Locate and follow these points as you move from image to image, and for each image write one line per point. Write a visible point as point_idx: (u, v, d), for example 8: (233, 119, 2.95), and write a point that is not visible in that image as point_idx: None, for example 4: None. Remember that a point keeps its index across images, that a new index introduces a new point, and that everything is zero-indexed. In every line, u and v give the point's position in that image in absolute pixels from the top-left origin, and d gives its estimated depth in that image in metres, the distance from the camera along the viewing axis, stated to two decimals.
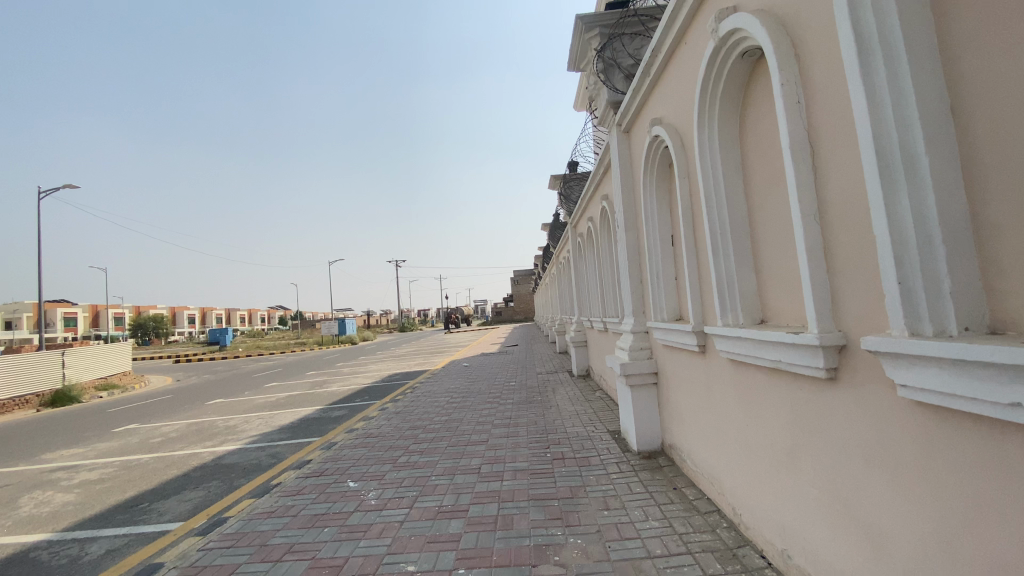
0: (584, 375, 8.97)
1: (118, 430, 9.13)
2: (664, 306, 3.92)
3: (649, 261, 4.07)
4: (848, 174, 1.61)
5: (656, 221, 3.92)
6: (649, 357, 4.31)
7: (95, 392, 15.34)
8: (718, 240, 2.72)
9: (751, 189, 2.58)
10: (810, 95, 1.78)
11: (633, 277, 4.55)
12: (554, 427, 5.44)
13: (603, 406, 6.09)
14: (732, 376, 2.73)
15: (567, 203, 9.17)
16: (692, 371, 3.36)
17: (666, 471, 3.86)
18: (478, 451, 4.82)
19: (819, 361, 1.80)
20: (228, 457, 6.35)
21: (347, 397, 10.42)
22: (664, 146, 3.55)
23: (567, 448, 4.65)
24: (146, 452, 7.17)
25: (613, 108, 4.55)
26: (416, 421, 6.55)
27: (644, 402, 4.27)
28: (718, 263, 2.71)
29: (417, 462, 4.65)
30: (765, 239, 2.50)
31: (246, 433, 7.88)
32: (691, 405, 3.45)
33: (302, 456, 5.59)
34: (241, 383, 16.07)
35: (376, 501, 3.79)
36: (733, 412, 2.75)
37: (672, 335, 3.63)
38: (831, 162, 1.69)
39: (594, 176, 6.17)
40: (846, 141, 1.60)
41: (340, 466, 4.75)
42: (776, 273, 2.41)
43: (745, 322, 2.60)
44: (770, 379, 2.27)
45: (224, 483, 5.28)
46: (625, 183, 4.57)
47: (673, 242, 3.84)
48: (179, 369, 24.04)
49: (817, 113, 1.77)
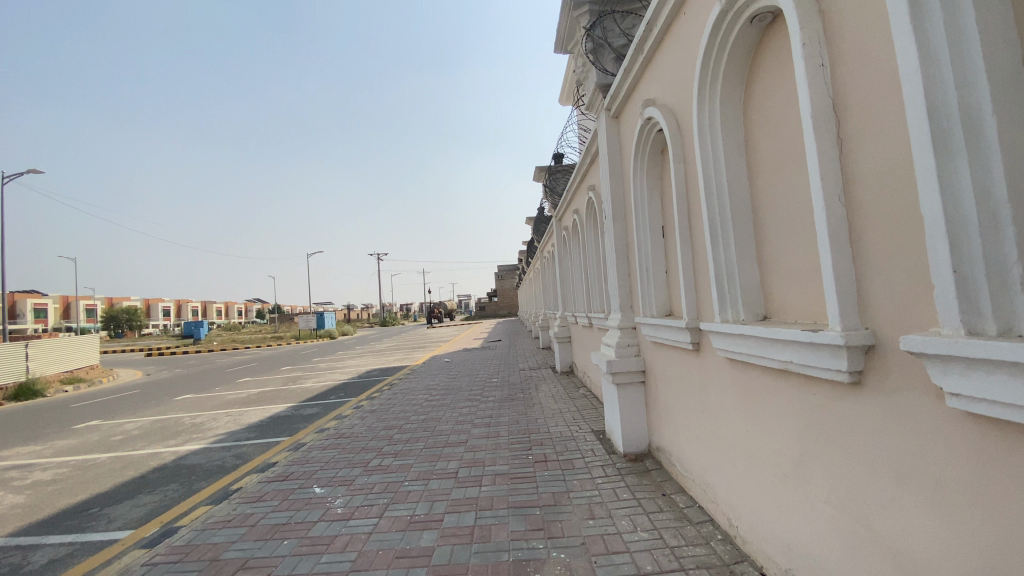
0: (568, 371, 8.76)
1: (78, 427, 8.61)
2: (653, 300, 3.69)
3: (638, 253, 3.83)
4: (887, 145, 1.37)
5: (646, 210, 3.68)
6: (637, 355, 4.08)
7: (60, 385, 14.62)
8: (718, 228, 2.48)
9: (757, 171, 2.34)
10: (837, 54, 1.55)
11: (621, 269, 4.31)
12: (536, 426, 5.20)
13: (587, 405, 5.85)
14: (731, 376, 2.49)
15: (552, 195, 8.91)
16: (684, 371, 3.13)
17: (654, 475, 3.63)
18: (455, 453, 4.55)
19: (842, 363, 1.57)
20: (191, 457, 5.97)
21: (323, 394, 10.03)
22: (657, 128, 3.31)
23: (549, 450, 4.40)
24: (104, 450, 6.72)
25: (602, 91, 4.29)
26: (392, 420, 6.25)
27: (632, 402, 4.04)
28: (718, 252, 2.48)
29: (390, 465, 4.37)
30: (771, 227, 2.26)
31: (214, 431, 7.49)
32: (683, 407, 3.21)
33: (268, 458, 5.25)
34: (214, 378, 15.50)
35: (342, 510, 3.50)
36: (732, 416, 2.52)
37: (662, 331, 3.39)
38: (864, 131, 1.45)
39: (580, 166, 5.93)
40: (885, 105, 1.36)
41: (307, 471, 4.44)
42: (785, 264, 2.17)
43: (746, 318, 2.37)
44: (777, 380, 2.05)
45: (184, 484, 4.91)
46: (614, 172, 4.32)
47: (664, 232, 3.61)
48: (150, 363, 23.20)
49: (845, 74, 1.53)
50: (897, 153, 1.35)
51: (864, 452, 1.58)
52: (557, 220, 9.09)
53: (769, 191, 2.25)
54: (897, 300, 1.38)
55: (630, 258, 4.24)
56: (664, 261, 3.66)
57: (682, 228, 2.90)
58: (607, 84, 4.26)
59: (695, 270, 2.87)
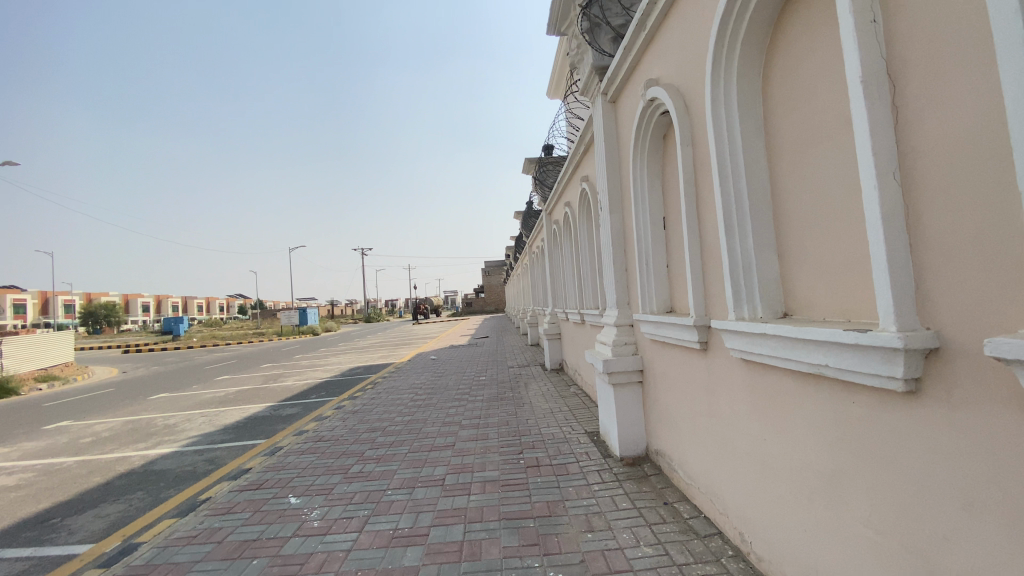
0: (557, 369, 8.54)
1: (42, 428, 8.11)
2: (653, 296, 3.48)
3: (636, 246, 3.62)
4: (975, 120, 1.21)
5: (647, 199, 3.46)
6: (634, 354, 3.85)
7: (31, 382, 13.97)
8: (732, 215, 2.25)
9: (778, 152, 2.15)
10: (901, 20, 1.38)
11: (617, 263, 4.09)
12: (527, 428, 4.96)
13: (578, 405, 5.62)
14: (746, 378, 2.27)
15: (541, 188, 8.67)
16: (687, 371, 2.90)
17: (654, 480, 3.41)
18: (442, 458, 4.30)
19: (899, 367, 1.41)
20: (161, 461, 5.60)
21: (304, 393, 9.64)
22: (660, 111, 3.09)
23: (541, 453, 4.17)
24: (67, 454, 6.29)
25: (599, 73, 4.05)
26: (375, 421, 5.96)
27: (628, 403, 3.81)
28: (732, 243, 2.24)
29: (371, 472, 4.10)
30: (795, 213, 2.06)
31: (187, 433, 7.08)
32: (686, 409, 3.00)
33: (241, 464, 4.93)
34: (191, 376, 14.94)
35: (319, 523, 3.22)
36: (748, 421, 2.30)
37: (664, 329, 3.17)
38: (941, 106, 1.29)
39: (573, 156, 5.68)
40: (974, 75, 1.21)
41: (282, 478, 4.15)
42: (814, 255, 1.96)
43: (765, 316, 2.14)
44: (810, 384, 1.86)
45: (151, 490, 4.56)
46: (609, 160, 4.08)
47: (665, 223, 3.40)
48: (124, 360, 22.40)
49: (910, 43, 1.36)
50: (986, 127, 1.19)
51: (927, 459, 1.40)
52: (547, 215, 8.85)
53: (794, 173, 2.06)
54: (981, 286, 1.21)
55: (626, 251, 4.02)
56: (665, 254, 3.45)
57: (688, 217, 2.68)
58: (603, 66, 4.02)
59: (701, 263, 2.62)
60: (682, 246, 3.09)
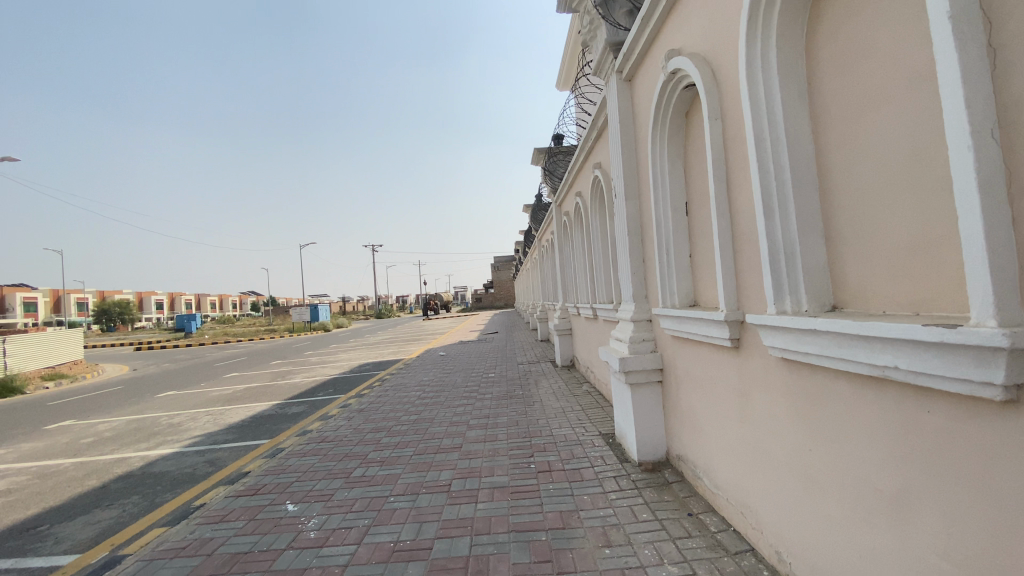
0: (569, 366, 8.28)
1: (46, 429, 8.01)
2: (675, 289, 3.22)
3: (655, 235, 3.36)
4: None
5: (668, 183, 3.21)
6: (653, 351, 3.59)
7: (40, 381, 14.02)
8: (770, 194, 1.98)
9: (826, 121, 1.88)
10: None
11: (634, 253, 3.81)
12: (537, 428, 4.72)
13: (592, 404, 5.37)
14: (787, 380, 2.01)
15: (551, 179, 8.39)
16: (715, 371, 2.64)
17: (676, 488, 3.15)
18: (448, 461, 4.07)
19: (1000, 371, 1.15)
20: (160, 464, 5.44)
21: (310, 390, 9.48)
22: (683, 85, 2.82)
23: (553, 457, 3.92)
24: (67, 455, 6.16)
25: (613, 50, 3.79)
26: (380, 421, 5.76)
27: (647, 404, 3.56)
28: (772, 228, 1.97)
29: (374, 477, 3.88)
30: (848, 190, 1.79)
31: (189, 433, 6.93)
32: (712, 412, 2.74)
33: (240, 467, 4.73)
34: (199, 374, 14.88)
35: (316, 534, 3.00)
36: (789, 428, 2.03)
37: (688, 325, 2.90)
38: None
39: (584, 143, 5.40)
40: None
41: (281, 483, 3.95)
42: (873, 238, 1.69)
43: (812, 309, 1.86)
44: (871, 389, 1.60)
45: (147, 496, 4.39)
46: (625, 144, 3.81)
47: (688, 209, 3.13)
48: (135, 358, 22.49)
49: None
50: None
51: None
52: (557, 206, 8.57)
53: (847, 144, 1.79)
54: None
55: (644, 241, 3.75)
56: (688, 243, 3.18)
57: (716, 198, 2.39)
58: (618, 42, 3.74)
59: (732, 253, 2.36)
60: (707, 233, 2.83)
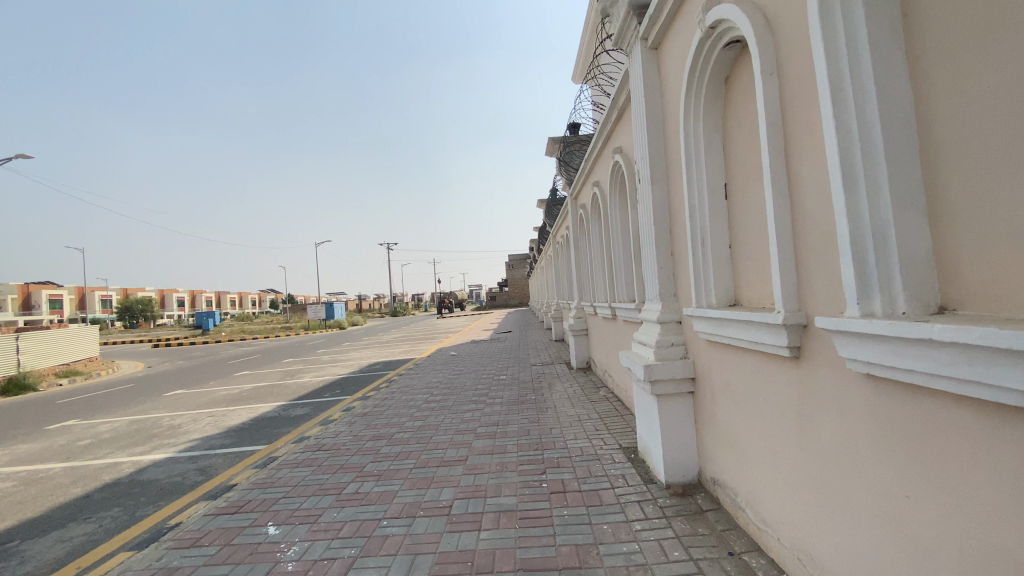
0: (585, 367, 7.83)
1: (49, 428, 7.82)
2: (712, 285, 2.78)
3: (686, 223, 2.92)
4: None
5: (702, 162, 2.77)
6: (683, 356, 3.14)
7: (53, 379, 14.02)
8: (849, 160, 1.52)
9: (928, 61, 1.38)
10: None
11: (662, 244, 3.35)
12: (551, 439, 4.30)
13: (610, 412, 4.92)
14: (872, 402, 1.55)
15: (567, 170, 7.94)
16: (765, 385, 2.17)
17: (712, 518, 2.70)
18: (451, 477, 3.66)
19: None
20: (151, 471, 5.16)
21: (317, 391, 9.18)
22: (725, 40, 2.37)
23: (567, 475, 3.49)
24: (59, 459, 5.92)
25: (636, 14, 3.34)
26: (383, 427, 5.38)
27: (676, 418, 3.12)
28: (853, 206, 1.51)
29: (368, 494, 3.50)
30: (962, 151, 1.31)
31: (187, 436, 6.65)
32: (760, 434, 2.27)
33: (230, 477, 4.38)
34: (211, 371, 14.75)
35: (294, 566, 2.61)
36: (873, 464, 1.57)
37: (729, 328, 2.45)
38: None
39: (603, 126, 4.95)
40: None
41: (267, 499, 3.59)
42: (1009, 213, 1.21)
43: (912, 313, 1.39)
44: (1014, 426, 1.14)
45: (130, 507, 4.08)
46: (650, 121, 3.36)
47: (728, 191, 2.73)
48: (150, 355, 22.53)
49: None
50: None
51: None
52: (574, 199, 8.13)
53: (958, 89, 1.31)
54: None
55: (672, 230, 3.29)
56: (727, 230, 2.75)
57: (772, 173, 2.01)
58: (643, 4, 3.29)
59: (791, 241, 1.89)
60: (754, 220, 2.37)
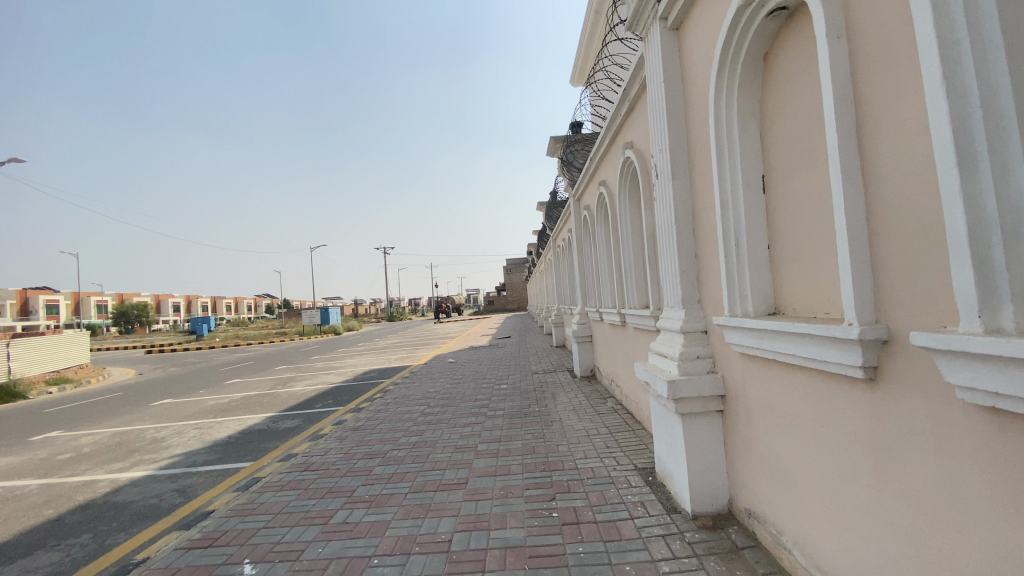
0: (589, 376, 7.48)
1: (26, 439, 7.36)
2: (749, 291, 2.45)
3: (717, 220, 2.59)
4: None
5: (738, 150, 2.46)
6: (710, 370, 2.81)
7: (40, 386, 13.54)
8: (966, 129, 1.20)
9: None
10: None
11: (685, 244, 3.01)
12: (559, 458, 3.95)
13: (620, 426, 4.58)
14: (994, 440, 1.22)
15: (569, 170, 7.63)
16: (829, 411, 1.86)
17: (750, 558, 2.36)
18: (450, 504, 3.31)
19: None
20: (128, 488, 4.78)
21: (310, 401, 8.77)
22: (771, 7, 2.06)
23: (579, 501, 3.15)
24: (31, 473, 5.52)
25: None
26: (376, 444, 5.02)
27: (703, 441, 2.78)
28: (974, 190, 1.19)
29: (358, 525, 3.14)
30: None
31: (169, 450, 6.24)
32: (819, 467, 1.95)
33: (209, 500, 3.99)
34: (201, 380, 14.22)
35: None
36: (991, 517, 1.25)
37: (775, 341, 2.12)
38: None
39: (612, 120, 4.64)
40: None
41: (246, 530, 3.22)
42: None
43: None
44: None
45: (99, 533, 3.68)
46: (671, 108, 3.04)
47: (766, 184, 2.43)
48: (141, 361, 22.01)
49: None
50: None
51: None
52: (576, 201, 7.82)
53: None
54: None
55: (695, 229, 2.96)
56: (766, 228, 2.45)
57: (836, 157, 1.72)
58: None
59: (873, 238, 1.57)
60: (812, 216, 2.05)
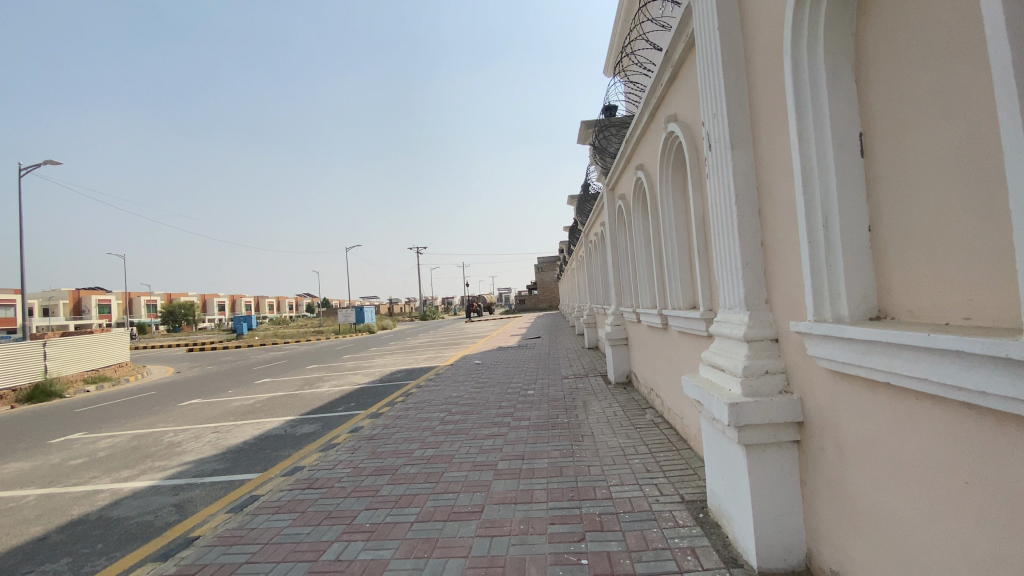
0: (624, 382, 6.88)
1: (48, 441, 7.26)
2: (845, 289, 1.86)
3: (799, 197, 2.00)
4: None
5: (827, 105, 1.88)
6: (784, 390, 2.21)
7: (80, 384, 13.80)
8: None
9: None
10: None
11: (750, 230, 2.40)
12: (590, 483, 3.40)
13: (661, 444, 4.00)
14: None
15: (602, 159, 7.04)
16: (998, 464, 1.28)
17: None
18: (461, 541, 2.80)
19: None
20: (127, 499, 4.49)
21: (332, 405, 8.44)
22: None
23: (614, 545, 2.59)
24: (41, 478, 5.32)
25: None
26: (388, 457, 4.57)
27: (775, 479, 2.18)
28: None
29: (353, 564, 2.67)
30: None
31: (181, 457, 5.96)
32: (974, 539, 1.37)
33: (201, 521, 3.61)
34: (231, 379, 14.21)
35: None
36: None
37: (898, 357, 1.54)
38: None
39: (651, 93, 4.05)
40: None
41: (226, 565, 2.80)
42: None
43: None
44: None
45: (80, 557, 3.33)
46: (731, 62, 2.45)
47: (865, 145, 1.85)
48: (180, 359, 22.50)
49: None
50: None
51: None
52: (610, 192, 7.21)
53: None
54: None
55: (761, 212, 2.36)
56: (865, 204, 1.86)
57: (1008, 87, 1.14)
58: None
59: None
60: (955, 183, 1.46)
